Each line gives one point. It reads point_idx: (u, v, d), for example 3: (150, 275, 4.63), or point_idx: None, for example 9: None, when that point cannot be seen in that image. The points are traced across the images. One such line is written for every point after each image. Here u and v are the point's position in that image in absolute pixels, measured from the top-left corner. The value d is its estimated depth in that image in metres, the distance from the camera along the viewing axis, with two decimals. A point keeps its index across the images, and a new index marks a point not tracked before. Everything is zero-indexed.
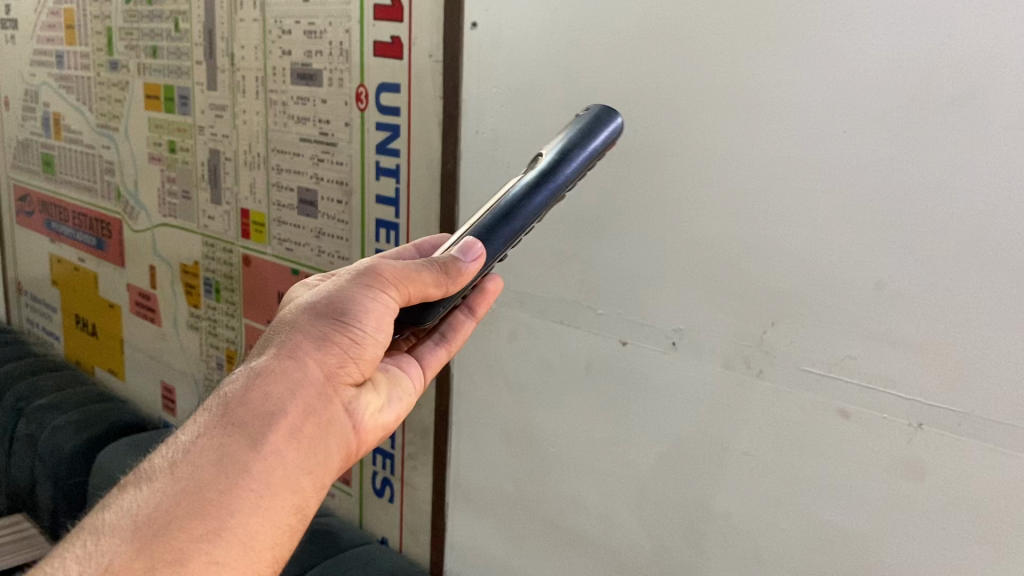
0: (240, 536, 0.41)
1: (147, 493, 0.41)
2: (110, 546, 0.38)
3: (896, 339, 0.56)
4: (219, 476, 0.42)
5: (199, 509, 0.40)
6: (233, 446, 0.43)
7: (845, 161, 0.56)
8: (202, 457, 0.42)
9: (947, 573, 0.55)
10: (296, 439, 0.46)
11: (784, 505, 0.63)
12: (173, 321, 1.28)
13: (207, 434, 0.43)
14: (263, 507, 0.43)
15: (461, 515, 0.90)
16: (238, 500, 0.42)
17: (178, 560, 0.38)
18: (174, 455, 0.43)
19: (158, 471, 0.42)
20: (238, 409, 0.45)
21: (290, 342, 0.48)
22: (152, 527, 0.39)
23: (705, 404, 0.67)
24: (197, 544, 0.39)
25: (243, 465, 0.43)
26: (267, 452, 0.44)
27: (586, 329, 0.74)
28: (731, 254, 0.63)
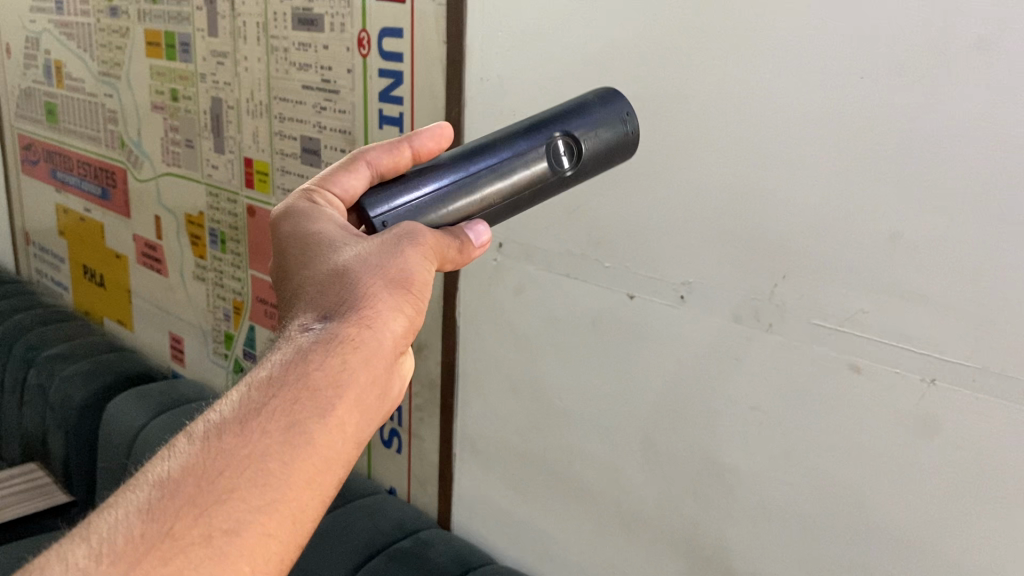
0: (298, 513, 0.34)
1: (205, 449, 0.34)
2: (161, 518, 0.31)
3: (910, 293, 0.54)
4: (287, 444, 0.35)
5: (260, 478, 0.34)
6: (303, 414, 0.36)
7: (861, 109, 0.54)
8: (274, 417, 0.35)
9: (956, 529, 0.54)
10: (367, 408, 0.38)
11: (792, 460, 0.62)
12: (180, 272, 1.27)
13: (279, 396, 0.36)
14: (322, 488, 0.36)
15: (469, 467, 0.90)
16: (305, 473, 0.35)
17: (234, 531, 0.32)
18: (241, 406, 0.35)
19: (224, 424, 0.35)
20: (315, 367, 0.37)
21: (353, 295, 0.40)
22: (208, 493, 0.32)
23: (713, 358, 0.65)
24: (253, 519, 0.33)
25: (314, 435, 0.35)
26: (338, 425, 0.37)
27: (593, 281, 0.73)
28: (741, 206, 0.61)
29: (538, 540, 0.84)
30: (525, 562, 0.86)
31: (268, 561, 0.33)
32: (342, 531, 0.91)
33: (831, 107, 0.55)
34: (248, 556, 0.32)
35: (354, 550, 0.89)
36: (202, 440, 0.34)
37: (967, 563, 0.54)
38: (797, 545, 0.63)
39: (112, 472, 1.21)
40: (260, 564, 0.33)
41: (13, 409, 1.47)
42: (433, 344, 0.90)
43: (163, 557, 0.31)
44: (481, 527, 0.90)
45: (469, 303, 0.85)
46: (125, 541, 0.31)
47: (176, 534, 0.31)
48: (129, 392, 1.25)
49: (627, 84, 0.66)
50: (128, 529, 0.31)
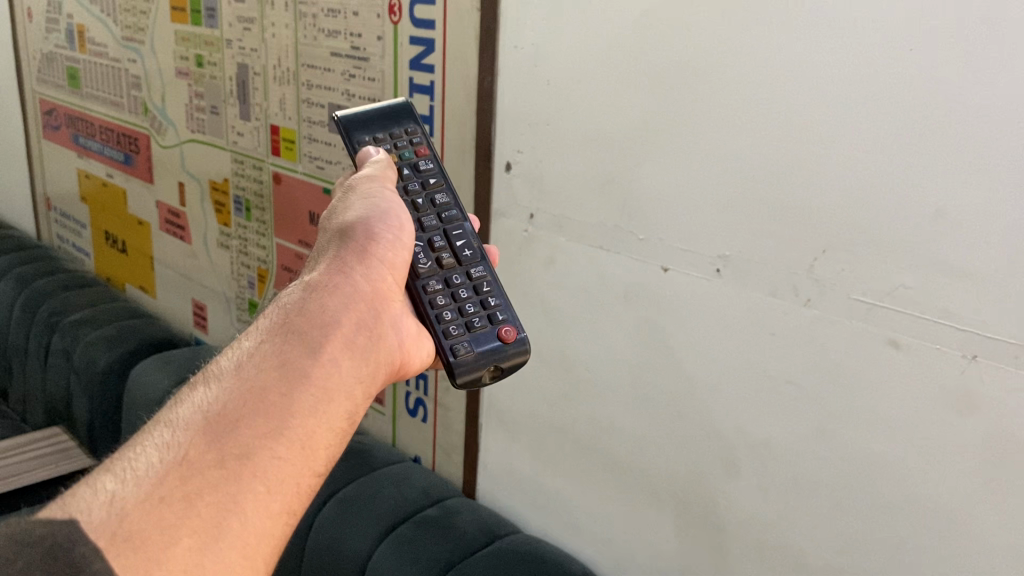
0: (304, 437, 0.42)
1: (211, 393, 0.43)
2: (183, 438, 0.40)
3: (953, 269, 0.54)
4: (282, 379, 0.43)
5: (264, 405, 0.42)
6: (293, 351, 0.45)
7: (908, 83, 0.53)
8: (267, 360, 0.44)
9: (992, 506, 0.54)
10: (357, 347, 0.47)
11: (827, 436, 0.62)
12: (203, 239, 1.27)
13: (269, 339, 0.46)
14: (323, 410, 0.43)
15: (495, 437, 0.90)
16: (304, 403, 0.43)
17: (245, 454, 0.40)
18: (239, 356, 0.45)
19: (225, 372, 0.44)
20: (298, 314, 0.47)
21: (338, 253, 0.52)
22: (216, 426, 0.41)
23: (749, 332, 0.65)
24: (260, 444, 0.41)
25: (307, 369, 0.44)
26: (325, 359, 0.45)
27: (626, 254, 0.73)
28: (783, 179, 0.61)
29: (563, 509, 0.85)
30: (549, 531, 0.87)
31: (283, 481, 0.41)
32: (367, 499, 0.92)
33: (878, 79, 0.54)
34: (259, 476, 0.40)
35: (380, 517, 0.89)
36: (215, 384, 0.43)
37: (1004, 540, 0.54)
38: (829, 520, 0.63)
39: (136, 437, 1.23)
40: (273, 484, 0.40)
41: (36, 373, 1.48)
42: None
43: (181, 478, 0.38)
44: (506, 496, 0.91)
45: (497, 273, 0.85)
46: (147, 469, 0.39)
47: (189, 459, 0.39)
48: (153, 356, 1.26)
49: (665, 55, 0.66)
50: (148, 461, 0.39)
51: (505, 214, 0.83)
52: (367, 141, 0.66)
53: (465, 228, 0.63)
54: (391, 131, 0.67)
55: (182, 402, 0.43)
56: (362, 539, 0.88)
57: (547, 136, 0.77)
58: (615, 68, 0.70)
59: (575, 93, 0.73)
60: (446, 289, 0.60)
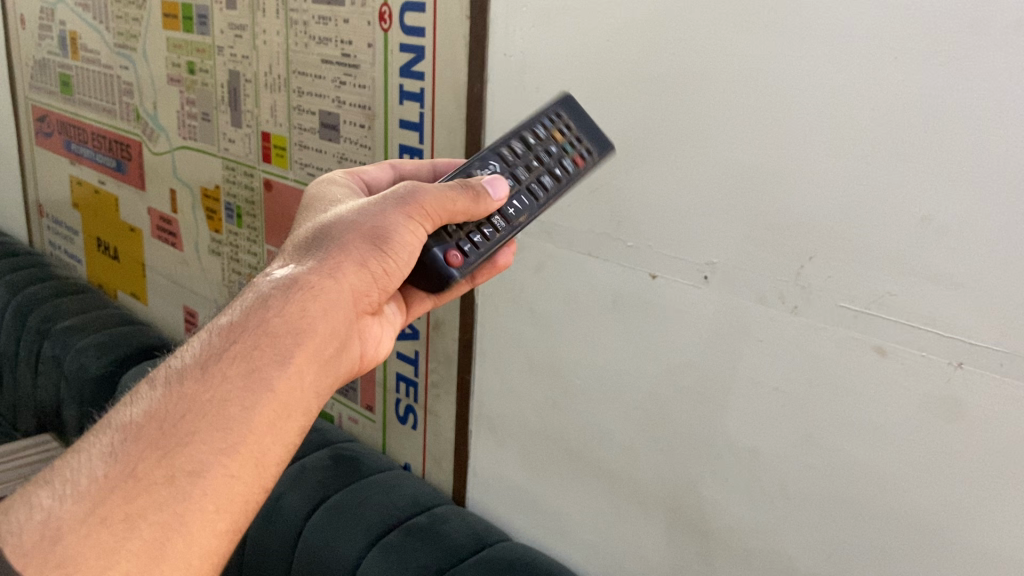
0: (254, 455, 0.43)
1: (172, 398, 0.42)
2: (135, 448, 0.40)
3: (937, 277, 0.54)
4: (244, 393, 0.43)
5: (221, 423, 0.42)
6: (259, 364, 0.44)
7: (892, 91, 0.53)
8: (232, 369, 0.44)
9: (978, 513, 0.54)
10: (319, 360, 0.48)
11: (814, 443, 0.62)
12: (194, 245, 1.27)
13: (237, 344, 0.45)
14: (277, 428, 0.44)
15: (485, 444, 0.90)
16: (261, 420, 0.43)
17: (196, 472, 0.40)
18: (205, 359, 0.44)
19: (186, 376, 0.43)
20: (270, 322, 0.46)
21: (329, 254, 0.51)
22: (169, 438, 0.40)
23: (737, 340, 0.65)
24: (214, 462, 0.41)
25: (269, 383, 0.44)
26: (288, 375, 0.45)
27: (615, 261, 0.73)
28: (769, 187, 0.61)
29: (553, 517, 0.85)
30: (539, 537, 0.87)
31: (230, 500, 0.41)
32: (356, 506, 0.92)
33: (863, 87, 0.55)
34: (208, 495, 0.40)
35: (369, 525, 0.89)
36: (173, 389, 0.43)
37: (990, 547, 0.54)
38: (817, 526, 0.63)
39: None
40: (221, 503, 0.41)
41: (26, 380, 1.48)
42: (450, 321, 0.90)
43: (127, 495, 0.38)
44: (496, 503, 0.91)
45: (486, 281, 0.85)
46: (94, 480, 0.38)
47: (138, 474, 0.39)
48: (143, 363, 1.26)
49: (654, 64, 0.66)
50: (93, 472, 0.39)
51: None
52: (561, 111, 0.65)
53: (529, 205, 0.61)
54: (579, 120, 0.65)
55: (138, 400, 0.42)
56: (350, 547, 0.88)
57: None
58: (605, 76, 0.70)
59: None
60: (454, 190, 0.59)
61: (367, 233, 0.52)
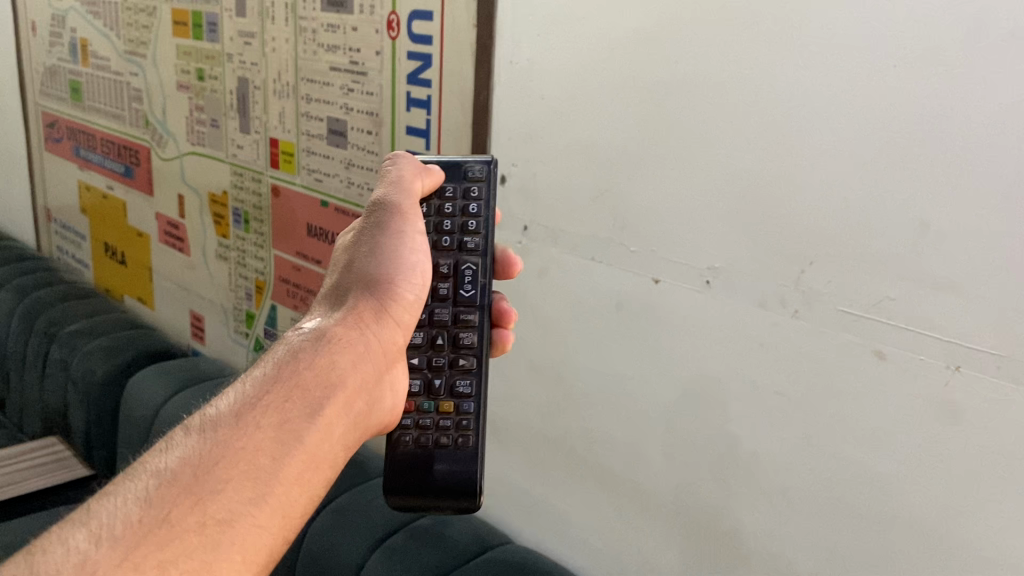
0: (283, 507, 0.43)
1: (206, 444, 0.43)
2: (168, 495, 0.40)
3: (936, 281, 0.55)
4: (278, 444, 0.44)
5: (254, 472, 0.42)
6: (292, 415, 0.45)
7: (891, 97, 0.54)
8: (266, 418, 0.45)
9: (975, 515, 0.55)
10: (350, 412, 0.48)
11: (814, 446, 0.63)
12: (202, 251, 1.28)
13: (271, 393, 0.46)
14: (306, 479, 0.44)
15: (489, 448, 0.91)
16: (292, 471, 0.44)
17: (225, 522, 0.41)
18: (238, 406, 0.45)
19: (220, 423, 0.44)
20: (304, 371, 0.48)
21: (358, 301, 0.54)
22: (203, 486, 0.41)
23: (738, 343, 0.66)
24: (243, 511, 0.41)
25: (301, 435, 0.45)
26: (321, 426, 0.46)
27: (618, 266, 0.74)
28: (770, 192, 0.62)
29: (556, 521, 0.85)
30: (542, 541, 0.88)
31: (257, 549, 0.41)
32: (360, 509, 0.92)
33: (864, 94, 0.56)
34: (237, 545, 0.40)
35: (374, 527, 0.90)
36: (205, 436, 0.43)
37: (989, 549, 0.55)
38: (817, 529, 0.64)
39: (132, 447, 1.23)
40: (248, 554, 0.41)
41: (33, 383, 1.49)
42: None
43: (159, 543, 0.38)
44: (500, 507, 0.92)
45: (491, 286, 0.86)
46: (125, 526, 0.39)
47: (171, 522, 0.39)
48: (149, 367, 1.27)
49: (657, 71, 0.67)
50: (127, 517, 0.39)
51: (500, 227, 0.84)
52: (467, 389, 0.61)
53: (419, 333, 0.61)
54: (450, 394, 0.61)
55: (170, 447, 0.43)
56: (355, 549, 0.88)
57: (542, 150, 0.78)
58: (608, 83, 0.71)
59: (570, 108, 0.74)
60: (458, 235, 0.62)
61: (377, 276, 0.55)
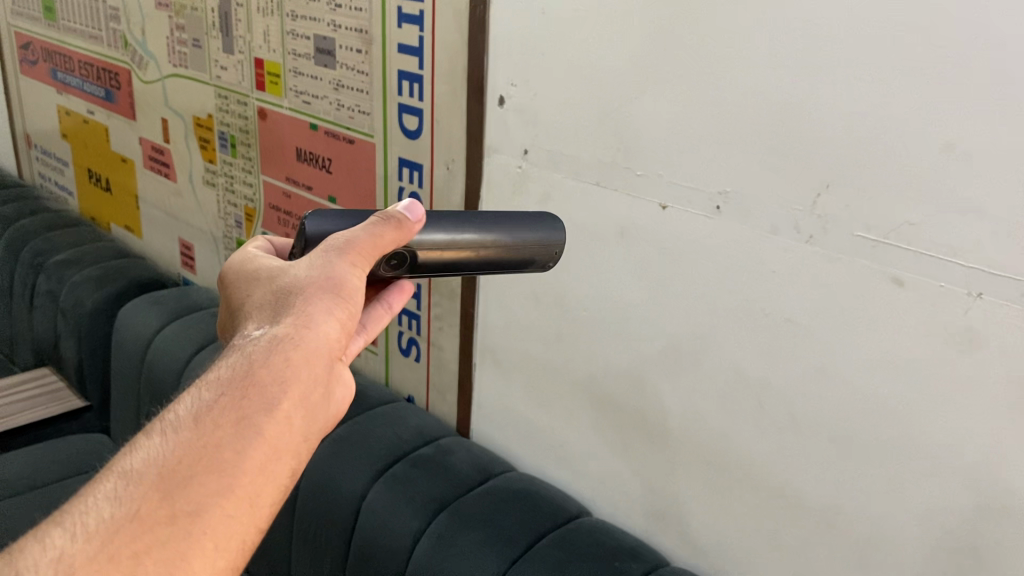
0: (252, 496, 0.39)
1: (169, 441, 0.39)
2: (135, 492, 0.37)
3: (961, 204, 0.52)
4: (238, 434, 0.40)
5: (221, 467, 0.38)
6: (250, 409, 0.41)
7: (921, 8, 0.51)
8: (223, 416, 0.40)
9: (991, 444, 0.54)
10: (309, 405, 0.43)
11: (826, 374, 0.61)
12: (188, 176, 1.25)
13: (228, 393, 0.41)
14: (273, 470, 0.40)
15: (490, 377, 0.90)
16: (258, 464, 0.40)
17: (196, 514, 0.37)
18: (195, 404, 0.40)
19: (181, 420, 0.40)
20: (260, 366, 0.42)
21: (307, 302, 0.45)
22: (169, 481, 0.37)
23: (748, 269, 0.64)
24: (213, 502, 0.38)
25: (259, 429, 0.40)
26: (281, 417, 0.41)
27: (622, 190, 0.71)
28: (786, 113, 0.59)
29: (558, 449, 0.85)
30: (545, 469, 0.87)
31: (230, 543, 0.38)
32: (361, 439, 0.91)
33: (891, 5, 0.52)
34: (210, 537, 0.37)
35: (376, 457, 0.89)
36: (168, 433, 0.39)
37: (1004, 478, 0.54)
38: (827, 458, 0.63)
39: (125, 379, 1.21)
40: (221, 544, 0.38)
41: (22, 314, 1.46)
42: None
43: (132, 536, 0.35)
44: (502, 436, 0.91)
45: None
46: (98, 525, 0.35)
47: (136, 524, 0.36)
48: (139, 297, 1.24)
49: None
50: (98, 515, 0.36)
51: (499, 150, 0.80)
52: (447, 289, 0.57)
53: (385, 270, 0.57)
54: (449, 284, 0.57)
55: (130, 449, 0.39)
56: (357, 479, 0.88)
57: (543, 68, 0.74)
58: None
59: (573, 23, 0.70)
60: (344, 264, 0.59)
61: (324, 282, 0.46)
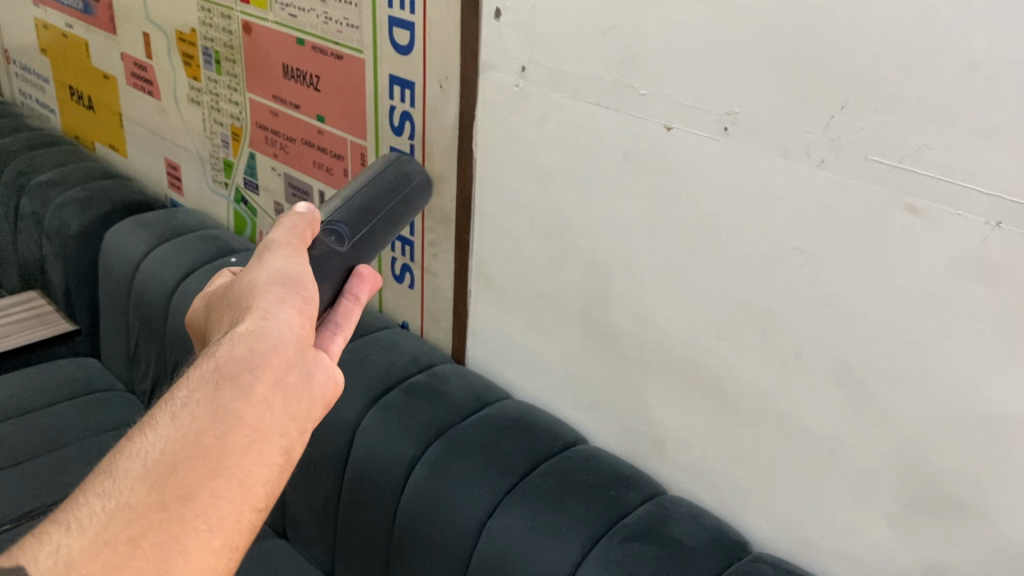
0: (237, 475, 0.44)
1: (153, 440, 0.44)
2: (128, 486, 0.42)
3: (984, 128, 0.50)
4: (215, 423, 0.44)
5: (203, 455, 0.43)
6: (222, 399, 0.45)
7: None
8: (197, 412, 0.45)
9: (1000, 377, 0.53)
10: (283, 388, 0.48)
11: (833, 304, 0.59)
12: (172, 94, 1.20)
13: (200, 390, 0.46)
14: (254, 449, 0.45)
15: (485, 304, 0.88)
16: (237, 446, 0.44)
17: (186, 496, 0.42)
18: (173, 406, 0.45)
19: (160, 421, 0.45)
20: (229, 363, 0.47)
21: (269, 297, 0.51)
22: (156, 473, 0.42)
23: (754, 196, 0.61)
24: (200, 484, 0.42)
25: (233, 416, 0.45)
26: (254, 402, 0.46)
27: (624, 111, 0.68)
28: (801, 28, 0.55)
29: (554, 376, 0.83)
30: (541, 397, 0.86)
31: (225, 518, 0.43)
32: (355, 365, 0.90)
33: None
34: (202, 514, 0.42)
35: (369, 383, 0.87)
36: (153, 433, 0.44)
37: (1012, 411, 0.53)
38: (830, 391, 0.61)
39: (114, 303, 1.19)
40: (213, 521, 0.42)
41: (8, 236, 1.43)
42: (448, 175, 0.85)
43: (127, 523, 0.40)
44: (497, 363, 0.89)
45: (485, 133, 0.80)
46: (95, 515, 0.40)
47: (137, 510, 0.41)
48: (126, 219, 1.21)
49: None
50: (97, 508, 0.41)
51: (495, 67, 0.76)
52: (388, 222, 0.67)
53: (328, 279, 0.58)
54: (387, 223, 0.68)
55: (121, 451, 0.44)
56: (350, 407, 0.86)
57: None
58: None
59: None
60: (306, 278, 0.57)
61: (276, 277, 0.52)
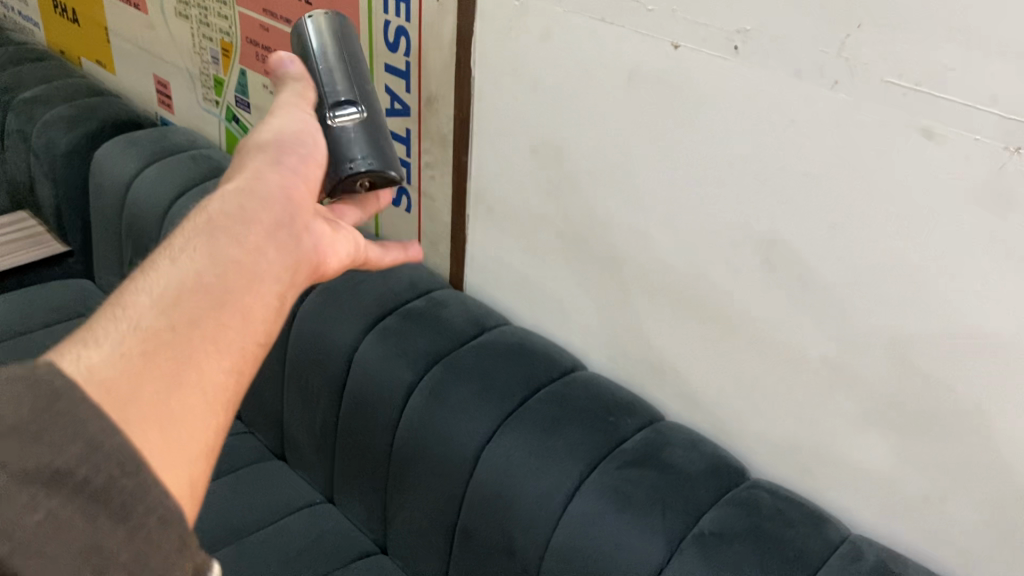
0: (243, 312, 0.42)
1: (152, 268, 0.41)
2: (133, 311, 0.39)
3: (1008, 47, 0.47)
4: (219, 262, 0.42)
5: (211, 290, 0.41)
6: (222, 237, 0.43)
7: None
8: (200, 249, 0.42)
9: (1010, 306, 0.52)
10: (280, 239, 0.46)
11: (841, 232, 0.58)
12: (158, 7, 1.16)
13: (200, 227, 0.43)
14: (255, 287, 0.43)
15: (483, 228, 0.86)
16: (241, 284, 0.42)
17: (195, 325, 0.39)
18: (171, 244, 0.43)
19: (159, 256, 0.42)
20: (229, 207, 0.45)
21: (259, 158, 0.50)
22: (162, 299, 0.39)
23: (764, 119, 0.59)
24: (208, 317, 0.40)
25: (236, 256, 0.43)
26: (255, 244, 0.44)
27: (629, 28, 0.65)
28: None
29: (553, 302, 0.82)
30: (540, 323, 0.85)
31: (231, 357, 0.40)
32: (351, 290, 0.88)
33: None
34: (214, 348, 0.39)
35: (366, 308, 0.86)
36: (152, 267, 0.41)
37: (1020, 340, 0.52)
38: (835, 320, 0.60)
39: (106, 224, 1.17)
40: (224, 352, 0.40)
41: None
42: (446, 95, 0.82)
43: (138, 346, 0.37)
44: (495, 288, 0.88)
45: (485, 51, 0.77)
46: (101, 339, 0.37)
47: (147, 334, 0.38)
48: (116, 138, 1.17)
49: None
50: (101, 332, 0.37)
51: None
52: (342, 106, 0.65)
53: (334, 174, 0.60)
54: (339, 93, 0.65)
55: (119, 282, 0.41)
56: (348, 331, 0.85)
57: None
58: None
59: None
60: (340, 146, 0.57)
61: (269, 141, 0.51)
